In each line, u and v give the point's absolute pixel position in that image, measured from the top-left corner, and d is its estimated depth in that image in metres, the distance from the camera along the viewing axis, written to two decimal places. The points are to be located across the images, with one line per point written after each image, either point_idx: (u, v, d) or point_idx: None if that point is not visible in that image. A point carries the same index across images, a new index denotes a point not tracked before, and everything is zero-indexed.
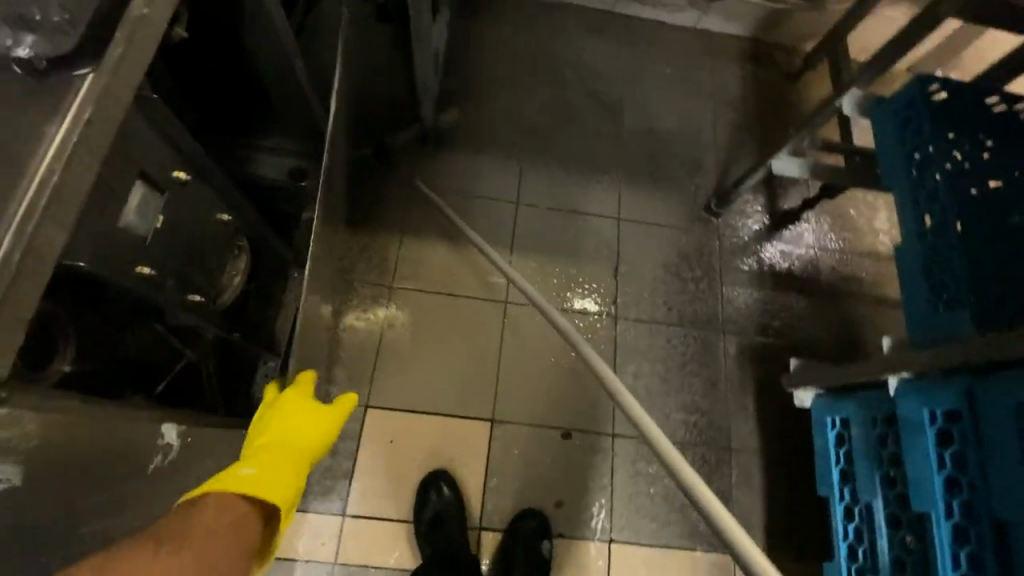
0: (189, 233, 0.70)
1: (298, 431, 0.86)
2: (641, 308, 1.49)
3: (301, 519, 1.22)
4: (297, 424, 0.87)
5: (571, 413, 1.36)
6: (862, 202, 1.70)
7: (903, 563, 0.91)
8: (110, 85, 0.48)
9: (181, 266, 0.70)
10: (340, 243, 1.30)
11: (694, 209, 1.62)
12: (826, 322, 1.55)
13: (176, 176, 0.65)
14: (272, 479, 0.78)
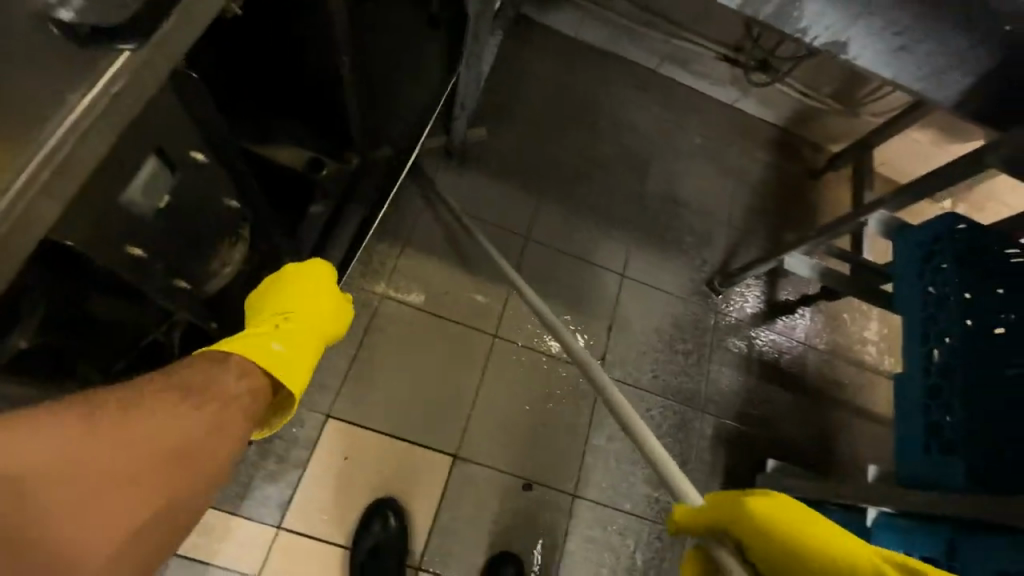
0: (192, 217, 0.65)
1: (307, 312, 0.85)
2: (628, 369, 1.47)
3: (232, 522, 1.14)
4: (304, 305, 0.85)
5: (536, 464, 1.31)
6: (857, 310, 1.73)
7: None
8: (150, 55, 0.44)
9: (173, 251, 0.64)
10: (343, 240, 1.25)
11: (697, 281, 1.62)
12: (802, 421, 1.55)
13: (192, 156, 0.60)
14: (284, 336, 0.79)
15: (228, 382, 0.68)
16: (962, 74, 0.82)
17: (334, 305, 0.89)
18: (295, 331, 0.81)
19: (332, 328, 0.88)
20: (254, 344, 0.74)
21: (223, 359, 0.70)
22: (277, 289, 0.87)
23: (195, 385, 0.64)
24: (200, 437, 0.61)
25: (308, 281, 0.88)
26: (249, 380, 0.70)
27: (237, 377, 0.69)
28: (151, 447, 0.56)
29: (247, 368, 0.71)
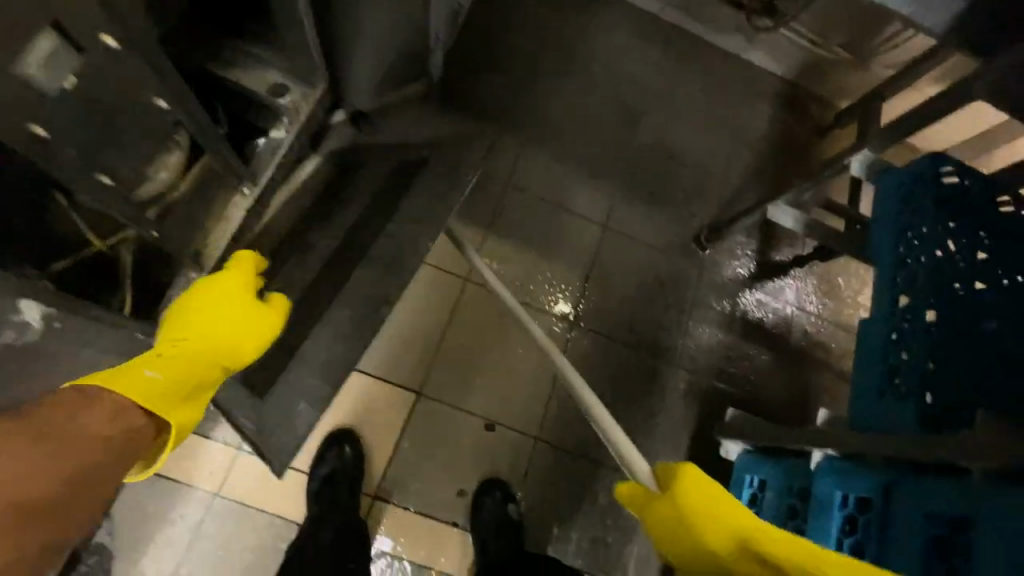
0: (105, 103, 0.65)
1: (216, 327, 0.86)
2: (603, 320, 1.44)
3: (196, 442, 1.18)
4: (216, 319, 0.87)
5: (501, 407, 1.31)
6: (854, 274, 1.66)
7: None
8: None
9: (89, 139, 0.66)
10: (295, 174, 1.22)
11: (684, 237, 1.56)
12: (782, 382, 1.51)
13: (102, 40, 0.59)
14: (183, 366, 0.79)
15: (96, 423, 0.65)
16: None
17: (251, 320, 0.90)
18: (191, 359, 0.81)
19: (245, 348, 0.88)
20: (128, 377, 0.72)
21: (96, 398, 0.67)
22: (193, 309, 0.88)
23: (58, 431, 0.63)
24: (59, 487, 0.61)
25: (223, 296, 0.90)
26: (122, 420, 0.67)
27: (110, 415, 0.67)
28: (7, 503, 0.57)
29: (121, 409, 0.68)
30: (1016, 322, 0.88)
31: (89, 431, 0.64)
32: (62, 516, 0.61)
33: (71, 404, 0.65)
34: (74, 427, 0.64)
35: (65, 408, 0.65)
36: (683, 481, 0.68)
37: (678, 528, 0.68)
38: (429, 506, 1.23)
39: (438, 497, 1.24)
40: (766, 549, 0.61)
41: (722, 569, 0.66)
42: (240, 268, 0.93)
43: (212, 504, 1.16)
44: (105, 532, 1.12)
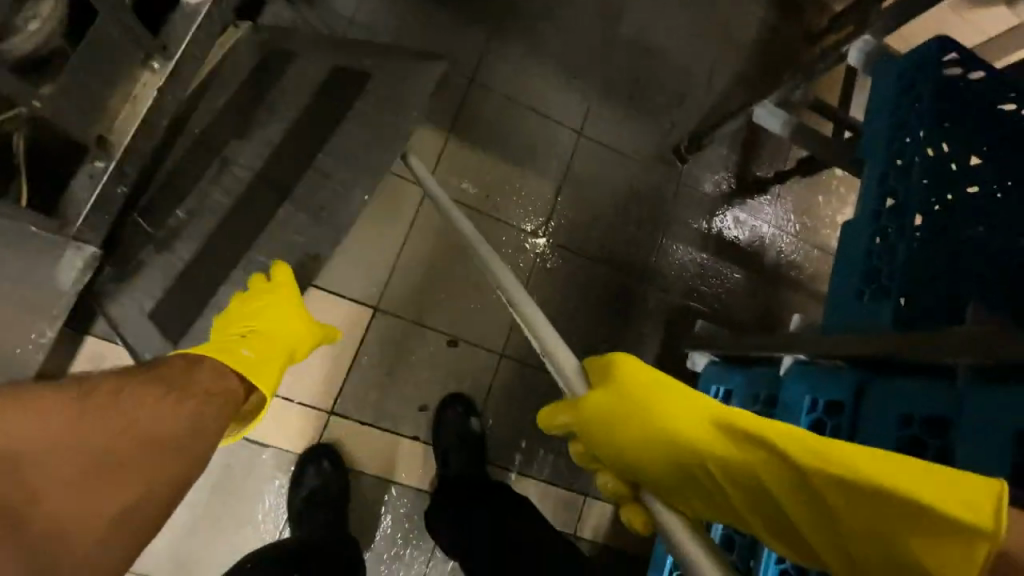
0: None
1: (276, 314, 0.86)
2: (573, 235, 1.36)
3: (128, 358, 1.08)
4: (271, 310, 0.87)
5: (465, 323, 1.25)
6: (833, 193, 1.60)
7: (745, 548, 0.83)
8: None
9: None
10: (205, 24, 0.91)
11: (662, 148, 1.46)
12: (754, 302, 1.49)
13: None
14: (251, 347, 0.81)
15: (207, 381, 0.73)
16: None
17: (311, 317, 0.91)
18: (261, 340, 0.83)
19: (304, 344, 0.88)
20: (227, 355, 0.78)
21: (198, 361, 0.75)
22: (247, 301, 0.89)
23: (186, 381, 0.71)
24: (180, 436, 0.67)
25: (280, 296, 0.89)
26: (223, 380, 0.74)
27: (214, 375, 0.74)
28: (153, 440, 0.65)
29: (220, 371, 0.75)
30: (1003, 227, 0.83)
31: (196, 384, 0.71)
32: (186, 449, 0.67)
33: (162, 363, 0.72)
34: (194, 384, 0.71)
35: (175, 366, 0.72)
36: (618, 368, 0.63)
37: (626, 422, 0.62)
38: (389, 422, 1.19)
39: (398, 414, 1.19)
40: (734, 424, 0.57)
41: (685, 466, 0.59)
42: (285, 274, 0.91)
43: None
44: None
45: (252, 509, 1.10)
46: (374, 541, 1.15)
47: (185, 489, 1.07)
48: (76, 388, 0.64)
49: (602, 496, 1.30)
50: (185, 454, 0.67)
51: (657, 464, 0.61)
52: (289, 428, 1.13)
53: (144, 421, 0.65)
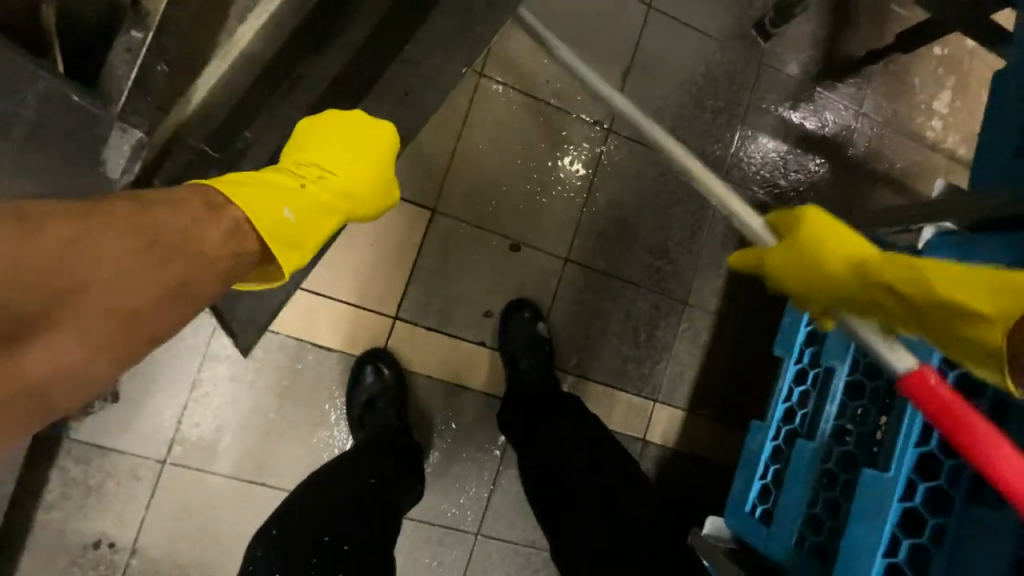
0: None
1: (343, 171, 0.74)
2: (641, 127, 1.23)
3: None
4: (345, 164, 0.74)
5: (529, 223, 1.17)
6: (931, 73, 1.40)
7: (851, 458, 0.76)
8: None
9: None
10: None
11: (742, 23, 1.28)
12: (836, 199, 1.35)
13: None
14: (297, 206, 0.68)
15: (211, 240, 0.60)
16: None
17: (377, 180, 0.78)
18: (313, 200, 0.71)
19: (361, 208, 0.78)
20: (261, 204, 0.65)
21: (220, 209, 0.62)
22: (316, 131, 0.75)
23: (181, 241, 0.58)
24: (151, 306, 0.56)
25: (354, 148, 0.74)
26: (236, 244, 0.62)
27: (225, 237, 0.62)
28: (119, 309, 0.54)
29: (237, 231, 0.63)
30: None
31: (194, 248, 0.58)
32: (149, 325, 0.57)
33: (166, 202, 0.58)
34: (189, 244, 0.58)
35: (182, 212, 0.59)
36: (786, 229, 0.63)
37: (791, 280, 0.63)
38: (454, 327, 1.14)
39: (464, 319, 1.15)
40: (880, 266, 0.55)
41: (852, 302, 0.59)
42: (382, 133, 0.76)
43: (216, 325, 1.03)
44: None
45: (325, 411, 1.09)
46: (445, 443, 1.14)
47: (258, 393, 1.06)
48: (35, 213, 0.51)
49: (671, 402, 1.26)
50: (145, 331, 0.57)
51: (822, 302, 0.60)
52: (354, 333, 1.10)
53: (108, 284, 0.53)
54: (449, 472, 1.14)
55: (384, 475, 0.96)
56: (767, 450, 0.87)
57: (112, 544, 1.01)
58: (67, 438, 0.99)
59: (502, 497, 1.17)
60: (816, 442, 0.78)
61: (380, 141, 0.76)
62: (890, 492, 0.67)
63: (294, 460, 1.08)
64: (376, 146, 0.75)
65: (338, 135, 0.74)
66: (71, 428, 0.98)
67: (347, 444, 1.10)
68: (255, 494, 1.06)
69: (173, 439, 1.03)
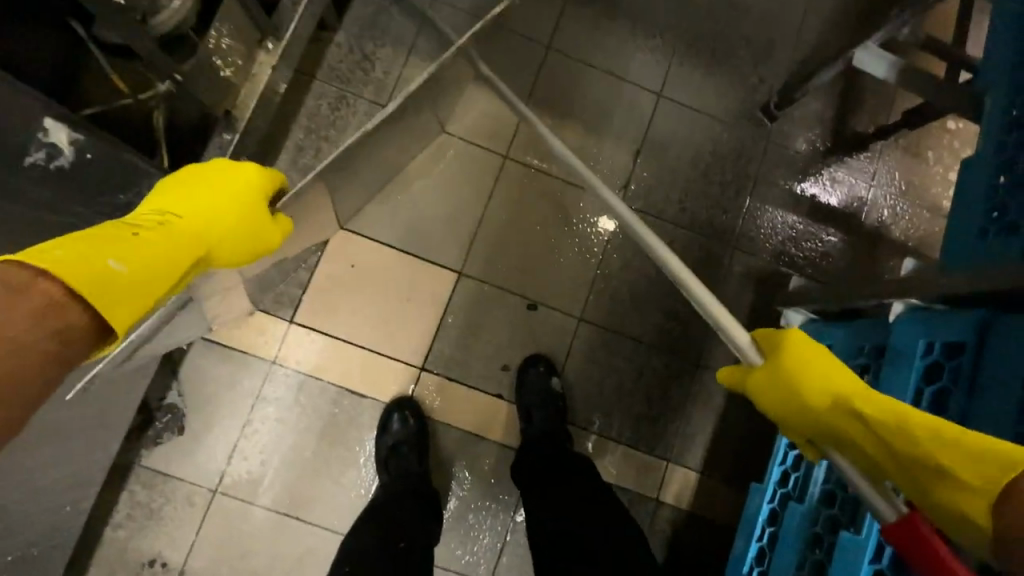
0: None
1: (206, 217, 0.73)
2: (652, 199, 1.34)
3: (261, 319, 1.19)
4: (208, 208, 0.74)
5: (545, 286, 1.28)
6: (945, 147, 1.43)
7: (836, 522, 0.78)
8: None
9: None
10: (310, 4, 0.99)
11: (748, 107, 1.39)
12: (853, 268, 1.39)
13: None
14: (139, 258, 0.63)
15: (19, 320, 0.53)
16: None
17: (252, 227, 0.77)
18: (151, 247, 0.66)
19: (228, 252, 0.75)
20: (80, 264, 0.57)
21: (25, 285, 0.54)
22: (169, 194, 0.74)
23: None
24: None
25: (220, 192, 0.75)
26: (62, 318, 0.56)
27: (40, 314, 0.54)
28: None
29: (53, 302, 0.55)
30: None
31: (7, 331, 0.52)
32: None
33: None
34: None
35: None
36: (782, 349, 0.67)
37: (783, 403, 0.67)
38: (475, 380, 1.24)
39: (485, 372, 1.25)
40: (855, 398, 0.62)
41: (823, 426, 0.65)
42: (251, 173, 0.78)
43: (270, 371, 1.19)
44: (176, 393, 1.17)
45: (355, 452, 1.20)
46: (463, 491, 1.21)
47: (299, 433, 1.19)
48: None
49: (685, 463, 1.28)
50: None
51: (800, 422, 0.67)
52: (385, 382, 1.22)
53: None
54: (465, 519, 1.20)
55: (411, 538, 1.02)
56: (764, 512, 0.91)
57: (164, 563, 1.13)
58: (138, 463, 1.14)
59: (515, 548, 1.21)
60: (805, 505, 0.82)
61: (241, 176, 0.77)
62: (864, 552, 0.70)
63: (325, 497, 1.18)
64: (235, 182, 0.77)
65: (200, 182, 0.76)
66: (143, 454, 1.14)
67: (373, 485, 1.19)
68: (289, 526, 1.16)
69: (223, 470, 1.16)
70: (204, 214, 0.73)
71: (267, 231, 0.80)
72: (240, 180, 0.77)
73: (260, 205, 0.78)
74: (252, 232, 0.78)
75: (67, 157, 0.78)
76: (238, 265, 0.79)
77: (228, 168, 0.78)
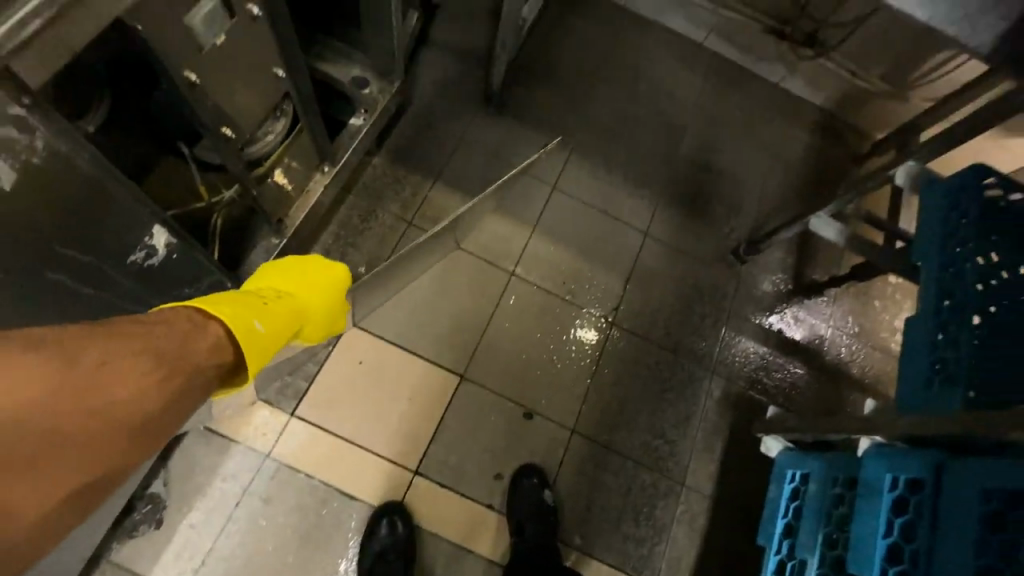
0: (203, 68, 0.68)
1: (304, 298, 0.88)
2: (640, 322, 1.48)
3: (263, 411, 1.21)
4: (306, 292, 0.89)
5: (541, 397, 1.35)
6: (890, 297, 1.65)
7: None
8: None
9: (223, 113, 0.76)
10: (363, 138, 1.17)
11: (721, 249, 1.61)
12: (818, 400, 1.52)
13: (210, 11, 0.64)
14: (272, 321, 0.76)
15: (201, 352, 0.65)
16: (998, 17, 0.90)
17: (333, 309, 0.92)
18: (276, 313, 0.78)
19: (315, 327, 0.90)
20: (236, 314, 0.71)
21: (203, 325, 0.67)
22: (276, 277, 0.89)
23: (167, 349, 0.62)
24: (155, 414, 0.59)
25: (316, 283, 0.91)
26: (222, 356, 0.67)
27: (211, 350, 0.66)
28: (133, 423, 0.57)
29: (219, 343, 0.67)
30: None
31: (189, 358, 0.63)
32: (153, 435, 0.59)
33: (161, 323, 0.63)
34: (186, 358, 0.62)
35: (174, 328, 0.64)
36: None
37: None
38: (467, 487, 1.25)
39: (478, 480, 1.26)
40: None
41: None
42: (341, 270, 0.94)
43: (262, 465, 1.18)
44: (161, 482, 1.13)
45: (337, 559, 1.15)
46: None
47: (282, 535, 1.15)
48: (55, 344, 0.54)
49: None
50: (150, 441, 0.59)
51: None
52: (377, 484, 1.21)
53: (114, 400, 0.56)
54: None
55: None
56: None
57: None
58: (104, 560, 1.08)
59: None
60: None
61: (329, 267, 0.93)
62: None
63: None
64: (324, 272, 0.92)
65: (302, 268, 0.91)
66: (111, 550, 1.08)
67: None
68: None
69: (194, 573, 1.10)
70: (304, 297, 0.88)
71: (337, 315, 0.95)
72: (327, 272, 0.93)
73: (342, 291, 0.94)
74: (330, 315, 0.93)
75: (158, 257, 0.79)
76: (313, 342, 0.93)
77: (319, 264, 0.93)
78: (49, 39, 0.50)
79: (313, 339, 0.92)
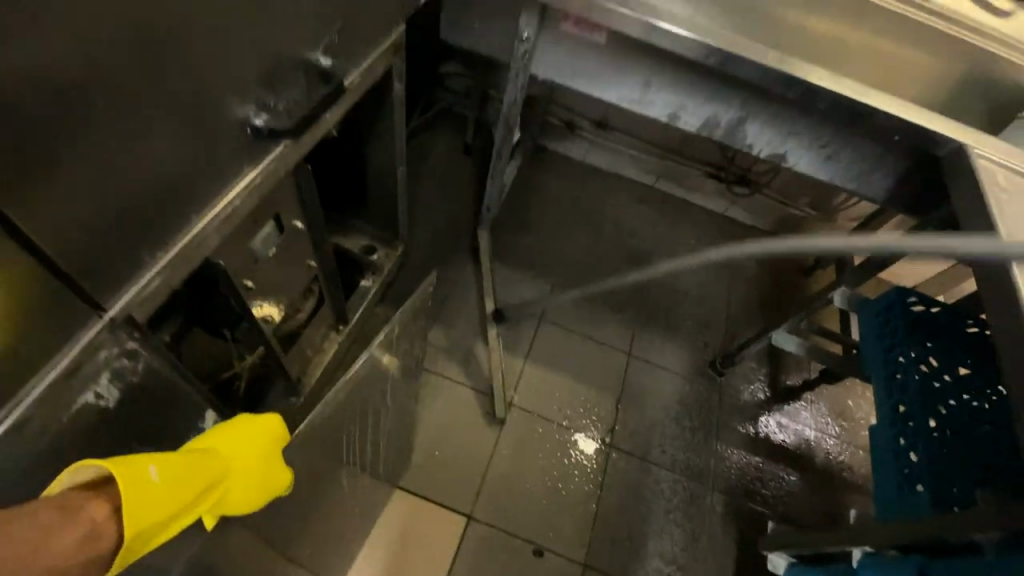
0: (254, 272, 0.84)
1: (234, 457, 0.75)
2: (635, 443, 1.55)
3: None
4: (241, 449, 0.76)
5: (550, 531, 1.37)
6: (862, 395, 1.77)
7: None
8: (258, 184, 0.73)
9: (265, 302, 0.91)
10: (372, 298, 1.34)
11: (699, 363, 1.74)
12: (818, 506, 1.56)
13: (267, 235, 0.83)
14: (170, 485, 0.64)
15: (60, 547, 0.53)
16: (882, 175, 1.12)
17: (270, 468, 0.77)
18: (185, 474, 0.67)
19: (244, 491, 0.74)
20: (127, 461, 0.62)
21: (82, 504, 0.57)
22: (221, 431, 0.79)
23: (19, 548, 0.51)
24: None
25: (255, 438, 0.78)
26: (87, 549, 0.55)
27: (77, 541, 0.55)
28: None
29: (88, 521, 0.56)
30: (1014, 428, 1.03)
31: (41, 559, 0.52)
32: None
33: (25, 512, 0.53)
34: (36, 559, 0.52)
35: (45, 514, 0.54)
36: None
37: None
38: None
39: None
40: None
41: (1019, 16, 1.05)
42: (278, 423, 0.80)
43: None
44: None
45: None
46: None
47: None
48: None
49: None
50: None
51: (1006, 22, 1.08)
52: None
53: None
54: None
55: None
56: None
57: None
58: None
59: None
60: None
61: (264, 421, 0.79)
62: None
63: None
64: (260, 426, 0.79)
65: (246, 422, 0.80)
66: None
67: None
68: None
69: None
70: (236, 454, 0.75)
71: (274, 476, 0.77)
72: (263, 427, 0.79)
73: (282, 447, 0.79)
74: (265, 477, 0.76)
75: None
76: (246, 509, 0.76)
77: (260, 417, 0.80)
78: (159, 284, 0.65)
79: (245, 505, 0.76)
